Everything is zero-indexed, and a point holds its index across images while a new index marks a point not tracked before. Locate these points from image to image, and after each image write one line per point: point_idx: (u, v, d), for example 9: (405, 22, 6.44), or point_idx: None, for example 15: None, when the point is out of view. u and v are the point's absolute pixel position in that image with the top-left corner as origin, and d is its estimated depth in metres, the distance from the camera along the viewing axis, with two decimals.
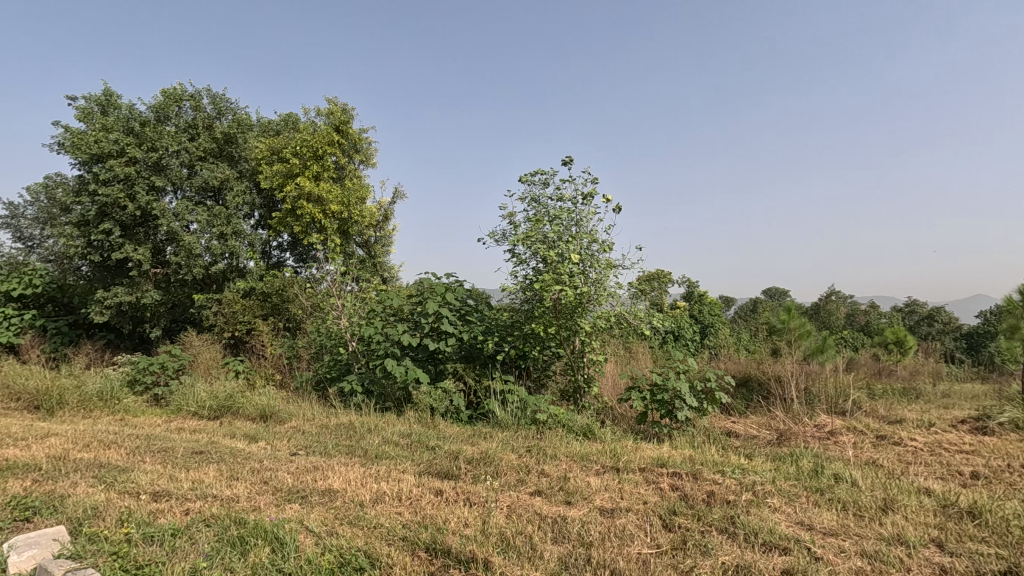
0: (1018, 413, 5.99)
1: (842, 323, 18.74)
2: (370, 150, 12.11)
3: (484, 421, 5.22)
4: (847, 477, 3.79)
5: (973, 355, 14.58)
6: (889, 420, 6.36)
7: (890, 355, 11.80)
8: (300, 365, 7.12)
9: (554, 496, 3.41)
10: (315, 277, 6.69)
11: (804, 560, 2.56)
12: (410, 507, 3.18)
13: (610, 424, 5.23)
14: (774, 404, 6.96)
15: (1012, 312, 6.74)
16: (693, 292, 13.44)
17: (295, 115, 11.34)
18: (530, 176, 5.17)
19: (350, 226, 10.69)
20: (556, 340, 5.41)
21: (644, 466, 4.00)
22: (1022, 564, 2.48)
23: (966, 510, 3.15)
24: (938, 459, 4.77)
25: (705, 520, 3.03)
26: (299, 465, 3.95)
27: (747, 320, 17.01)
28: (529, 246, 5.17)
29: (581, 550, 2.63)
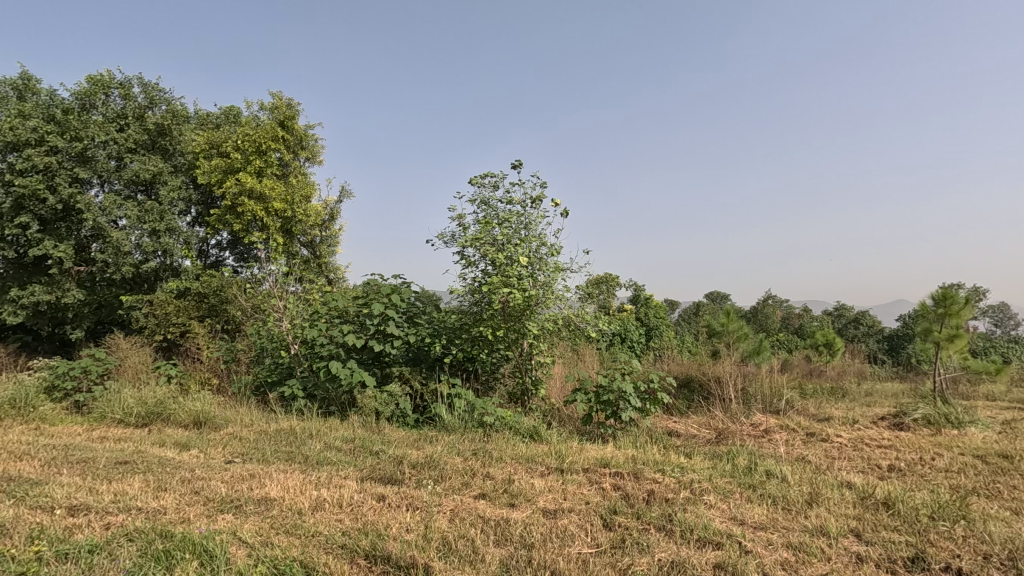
0: (931, 409, 6.51)
1: (777, 325, 19.71)
2: (316, 147, 11.83)
3: (431, 425, 5.17)
4: (777, 474, 4.00)
5: (893, 356, 15.67)
6: (818, 418, 6.77)
7: (821, 356, 12.56)
8: (239, 369, 6.83)
9: (498, 498, 3.45)
10: (256, 278, 6.39)
11: (735, 553, 2.69)
12: (350, 514, 3.12)
13: (556, 425, 5.30)
14: (713, 404, 7.25)
15: (926, 316, 7.33)
16: (640, 295, 13.87)
17: (237, 109, 10.93)
18: (479, 178, 5.20)
19: (294, 226, 10.34)
20: (505, 343, 5.41)
21: (588, 467, 4.09)
22: (928, 549, 2.70)
23: (882, 501, 3.39)
24: (859, 454, 5.11)
25: (645, 518, 3.13)
26: (234, 473, 3.80)
27: (690, 322, 17.68)
28: (478, 248, 5.19)
29: (523, 552, 2.66)
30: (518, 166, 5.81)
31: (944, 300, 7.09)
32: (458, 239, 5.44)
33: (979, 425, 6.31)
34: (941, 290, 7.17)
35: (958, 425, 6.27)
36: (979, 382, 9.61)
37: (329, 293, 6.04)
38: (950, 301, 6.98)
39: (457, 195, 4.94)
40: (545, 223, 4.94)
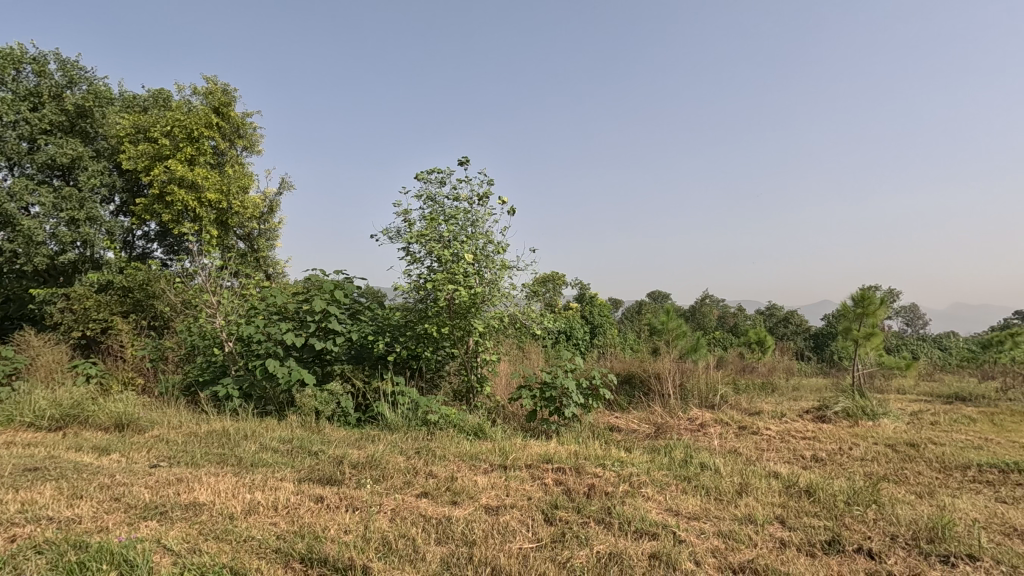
0: (850, 403, 6.98)
1: (714, 324, 20.57)
2: (255, 136, 11.31)
3: (374, 424, 5.05)
4: (710, 466, 4.17)
5: (819, 353, 16.70)
6: (749, 412, 7.12)
7: (754, 353, 13.23)
8: (167, 369, 6.44)
9: (440, 496, 3.41)
10: (188, 272, 6.03)
11: (669, 543, 2.77)
12: (286, 517, 3.00)
13: (500, 423, 5.30)
14: (653, 400, 7.48)
15: (846, 316, 7.87)
16: (586, 293, 14.11)
17: (167, 93, 10.31)
18: (426, 174, 5.12)
19: (230, 218, 9.80)
20: (450, 341, 5.36)
21: (531, 463, 4.12)
22: (843, 533, 2.89)
23: (804, 489, 3.60)
24: (786, 445, 5.41)
25: (584, 512, 3.19)
26: (159, 478, 3.58)
27: (633, 320, 18.19)
28: (424, 244, 5.11)
29: (464, 549, 2.65)
30: (465, 162, 5.76)
31: (862, 301, 7.63)
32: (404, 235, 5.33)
33: (891, 417, 6.83)
34: (860, 291, 7.72)
35: (873, 417, 6.75)
36: (892, 377, 10.40)
37: (266, 288, 5.77)
38: (867, 302, 7.53)
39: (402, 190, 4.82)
40: (493, 221, 4.92)
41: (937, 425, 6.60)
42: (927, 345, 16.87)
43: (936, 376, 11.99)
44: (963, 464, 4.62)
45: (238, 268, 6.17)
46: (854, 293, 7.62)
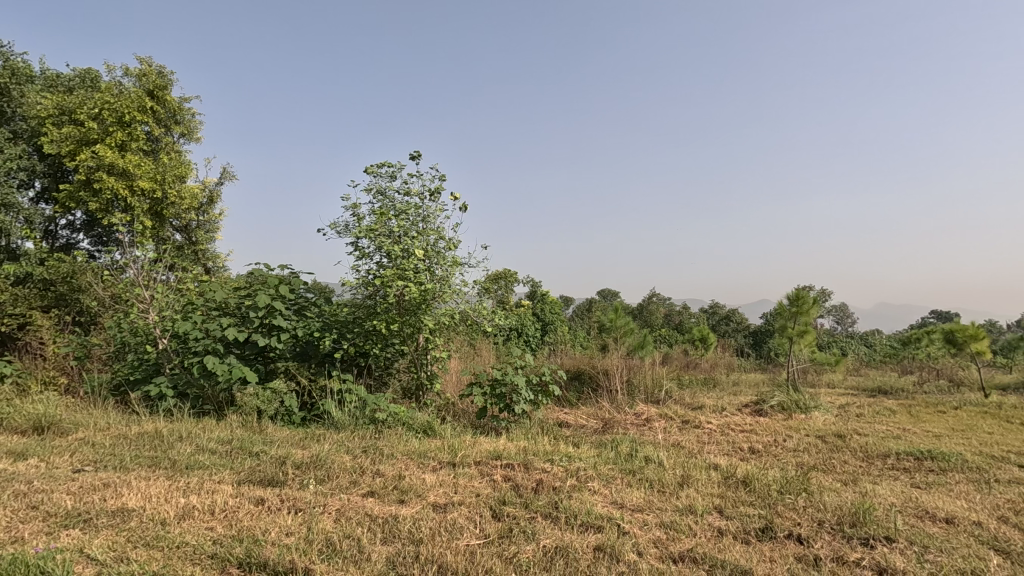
0: (785, 397, 7.34)
1: (660, 322, 21.19)
2: (193, 123, 10.78)
3: (320, 423, 4.90)
4: (654, 459, 4.29)
5: (757, 350, 17.51)
6: (692, 406, 7.38)
7: (698, 350, 13.73)
8: (94, 367, 6.03)
9: (387, 495, 3.35)
10: (117, 265, 5.63)
11: (613, 535, 2.83)
12: (224, 521, 2.87)
13: (450, 420, 5.26)
14: (601, 395, 7.63)
15: (781, 314, 8.28)
16: (537, 291, 14.23)
17: (96, 74, 9.65)
18: (375, 167, 5.01)
19: (165, 208, 9.36)
20: (399, 338, 5.19)
21: (480, 460, 4.12)
22: (776, 520, 3.03)
23: (741, 480, 3.77)
24: (725, 438, 5.64)
25: (532, 507, 3.21)
26: (83, 483, 3.35)
27: (583, 318, 18.48)
28: (373, 239, 5.00)
29: (411, 548, 2.60)
30: (417, 157, 5.68)
31: (797, 300, 8.04)
32: (353, 230, 5.20)
33: (821, 410, 7.24)
34: (795, 291, 8.13)
35: (805, 410, 7.13)
36: (823, 372, 11.03)
37: (206, 283, 5.48)
38: (801, 301, 7.95)
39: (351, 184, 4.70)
40: (444, 217, 4.85)
41: (862, 417, 7.05)
42: (854, 342, 17.98)
43: (861, 371, 12.80)
44: (883, 453, 4.95)
45: (175, 261, 5.86)
46: (789, 292, 8.02)
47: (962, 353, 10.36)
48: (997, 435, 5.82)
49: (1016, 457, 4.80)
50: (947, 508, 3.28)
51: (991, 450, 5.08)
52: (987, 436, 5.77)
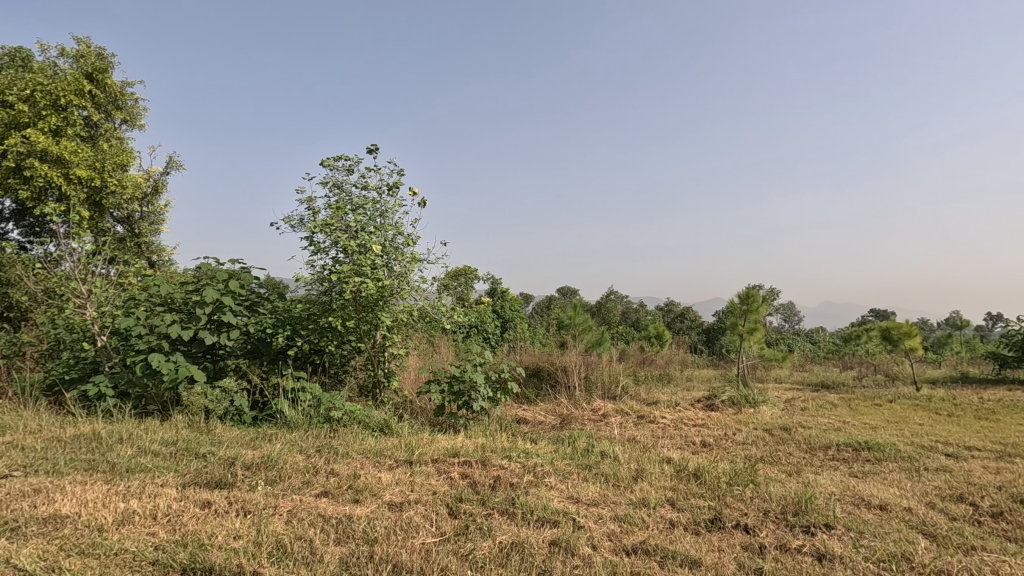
0: (735, 392, 7.60)
1: (618, 319, 21.54)
2: (136, 109, 10.26)
3: (271, 422, 4.70)
4: (610, 454, 4.35)
5: (710, 346, 18.05)
6: (648, 402, 7.54)
7: (654, 347, 14.05)
8: (24, 366, 5.65)
9: (341, 495, 3.27)
10: (49, 255, 5.19)
11: (569, 529, 2.85)
12: (167, 526, 2.73)
13: (408, 418, 5.19)
14: (559, 391, 7.70)
15: (733, 312, 8.55)
16: (497, 288, 14.25)
17: (27, 53, 9.04)
18: (331, 159, 4.87)
19: (105, 198, 8.83)
20: (356, 335, 5.08)
21: (437, 457, 4.07)
22: (725, 511, 3.12)
23: (692, 473, 3.87)
24: (679, 432, 5.78)
25: (489, 504, 3.20)
26: (10, 490, 3.12)
27: (543, 315, 18.61)
28: (329, 234, 4.84)
29: (365, 548, 2.54)
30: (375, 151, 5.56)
31: (747, 298, 8.33)
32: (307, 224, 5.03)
33: (768, 404, 7.52)
34: (745, 289, 8.42)
35: (754, 404, 7.39)
36: (771, 367, 11.47)
37: (149, 277, 5.10)
38: (751, 300, 8.24)
39: (305, 176, 4.53)
40: (402, 213, 4.75)
41: (806, 410, 7.38)
42: (799, 339, 18.76)
43: (806, 367, 13.36)
44: (824, 444, 5.18)
45: (116, 254, 5.47)
46: (741, 291, 8.30)
47: (897, 349, 10.97)
48: (926, 426, 6.19)
49: (943, 446, 5.11)
50: (881, 495, 3.46)
51: (922, 440, 5.40)
52: (918, 427, 6.13)
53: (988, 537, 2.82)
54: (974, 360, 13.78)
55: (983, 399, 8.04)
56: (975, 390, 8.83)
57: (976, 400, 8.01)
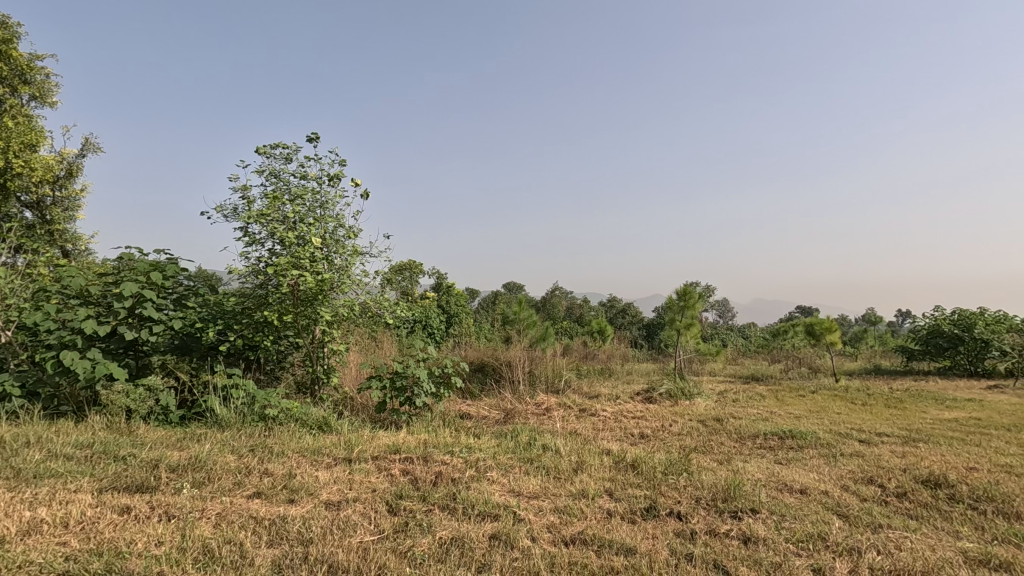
0: (672, 385, 7.86)
1: (562, 314, 21.82)
2: (47, 85, 9.37)
3: (200, 422, 4.22)
4: (552, 448, 4.38)
5: (650, 341, 18.62)
6: (590, 395, 7.68)
7: (596, 342, 14.34)
8: None
9: (276, 495, 3.03)
10: None
11: (509, 523, 2.82)
12: (79, 534, 2.39)
13: (347, 415, 4.91)
14: (503, 386, 7.70)
15: (671, 308, 8.84)
16: (443, 282, 14.12)
17: None
18: (268, 147, 4.55)
19: (10, 179, 8.05)
20: (294, 330, 4.74)
21: (377, 454, 3.90)
22: (659, 499, 3.21)
23: (630, 463, 3.96)
24: (618, 425, 5.91)
25: (429, 500, 3.12)
26: None
27: (489, 310, 18.63)
28: (265, 226, 4.53)
29: (299, 549, 2.36)
30: (314, 139, 5.28)
31: (685, 295, 8.64)
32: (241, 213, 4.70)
33: (703, 396, 7.83)
34: (683, 286, 8.73)
35: (689, 397, 7.68)
36: (706, 361, 11.95)
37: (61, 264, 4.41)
38: (688, 296, 8.55)
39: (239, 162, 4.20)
40: (344, 204, 4.50)
41: (737, 402, 7.73)
42: (732, 334, 19.67)
43: (738, 361, 14.01)
44: (753, 433, 5.44)
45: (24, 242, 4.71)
46: (680, 288, 8.60)
47: (819, 343, 11.68)
48: (843, 415, 6.62)
49: (856, 433, 5.48)
50: (802, 480, 3.67)
51: (838, 428, 5.78)
52: (836, 416, 6.55)
53: (894, 516, 3.04)
54: (885, 353, 14.90)
55: (893, 389, 8.70)
56: (887, 381, 9.54)
57: (886, 390, 8.65)
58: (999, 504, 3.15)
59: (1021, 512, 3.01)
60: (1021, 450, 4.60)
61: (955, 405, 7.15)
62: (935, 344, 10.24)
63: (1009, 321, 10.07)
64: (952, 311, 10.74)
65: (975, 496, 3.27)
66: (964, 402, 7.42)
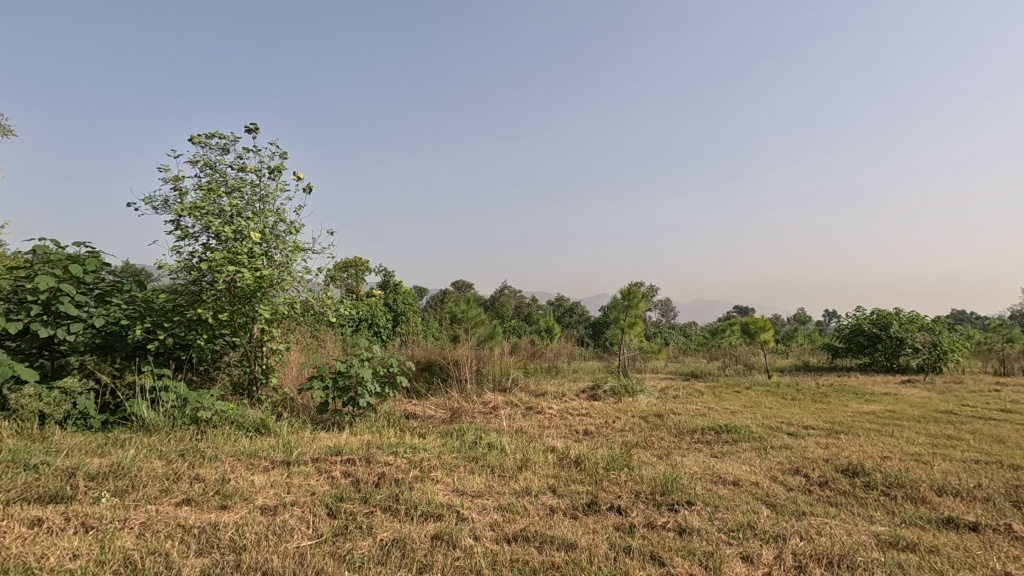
0: (617, 383, 8.05)
1: (511, 313, 21.90)
2: None
3: (125, 427, 3.83)
4: (497, 446, 4.38)
5: (596, 339, 19.00)
6: (537, 393, 7.76)
7: (544, 340, 14.49)
8: None
9: (207, 502, 2.84)
10: None
11: (452, 522, 2.79)
12: None
13: (287, 416, 4.69)
14: (451, 385, 7.65)
15: (616, 307, 9.05)
16: (390, 280, 13.86)
17: None
18: (203, 136, 4.29)
19: None
20: (230, 328, 4.39)
21: (318, 456, 3.73)
22: (601, 495, 3.27)
23: (573, 460, 4.01)
24: (563, 422, 5.99)
25: (371, 502, 3.02)
26: None
27: (437, 309, 18.45)
28: (198, 219, 4.23)
29: (230, 557, 2.23)
30: (254, 130, 5.04)
31: (630, 294, 8.85)
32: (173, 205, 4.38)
33: (645, 393, 8.07)
34: (628, 286, 8.94)
35: (632, 394, 7.88)
36: (649, 359, 12.32)
37: None
38: (632, 296, 8.77)
39: (170, 150, 3.92)
40: (285, 198, 4.28)
41: (677, 398, 8.01)
42: (674, 333, 20.38)
43: (679, 358, 14.53)
44: (691, 429, 5.65)
45: None
46: (625, 288, 8.81)
47: (754, 341, 12.25)
48: (774, 409, 6.98)
49: (785, 426, 5.79)
50: (735, 472, 3.83)
51: (769, 422, 6.08)
52: (767, 411, 6.90)
53: (816, 503, 3.23)
54: (812, 351, 15.80)
55: (819, 385, 9.26)
56: (814, 376, 10.15)
57: (813, 385, 9.18)
58: (908, 489, 3.41)
59: (926, 496, 3.27)
60: (927, 439, 5.00)
61: (873, 399, 7.70)
62: (857, 342, 10.97)
63: (920, 320, 10.89)
64: (872, 311, 11.52)
65: (888, 483, 3.52)
66: (881, 396, 7.99)
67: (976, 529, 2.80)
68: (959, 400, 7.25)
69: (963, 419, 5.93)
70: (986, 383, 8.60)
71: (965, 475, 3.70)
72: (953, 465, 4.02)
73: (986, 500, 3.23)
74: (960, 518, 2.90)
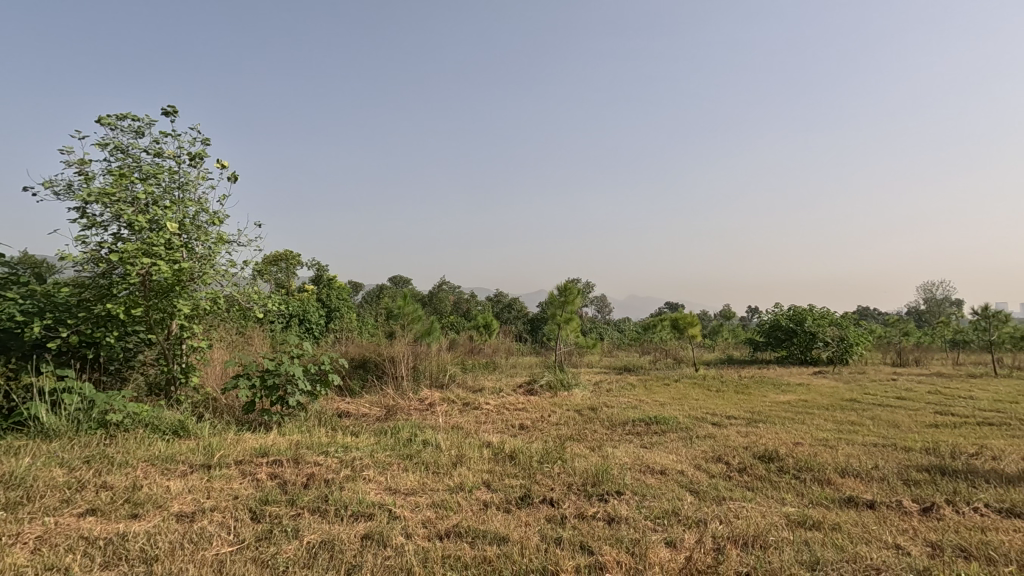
0: (553, 377, 8.16)
1: (449, 309, 21.68)
2: None
3: (20, 433, 3.44)
4: (433, 443, 4.32)
5: (535, 335, 19.22)
6: (474, 389, 7.73)
7: (482, 336, 14.48)
8: None
9: (115, 511, 2.62)
10: None
11: (384, 521, 2.71)
12: None
13: (209, 417, 4.41)
14: (386, 382, 7.48)
15: (553, 303, 9.17)
16: (324, 274, 13.38)
17: None
18: (113, 116, 3.92)
19: None
20: (145, 325, 4.04)
21: (242, 459, 3.53)
22: (534, 488, 3.28)
23: (507, 455, 4.02)
24: (499, 417, 6.00)
25: (298, 504, 2.88)
26: None
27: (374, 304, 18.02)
28: (107, 207, 3.86)
29: (139, 570, 2.05)
30: (173, 113, 4.67)
31: (567, 290, 8.99)
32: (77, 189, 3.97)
33: (580, 387, 8.23)
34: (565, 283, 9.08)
35: (567, 388, 8.02)
36: (585, 355, 12.59)
37: None
38: (569, 293, 8.91)
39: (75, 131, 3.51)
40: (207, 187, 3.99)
41: (611, 391, 8.23)
42: (609, 328, 20.99)
43: (613, 353, 14.95)
44: (622, 421, 5.81)
45: None
46: (562, 285, 8.94)
47: (683, 336, 12.80)
48: (700, 401, 7.31)
49: (710, 416, 6.08)
50: (662, 461, 3.97)
51: (696, 413, 6.36)
52: (694, 402, 7.22)
53: (736, 488, 3.40)
54: (736, 346, 16.72)
55: (741, 376, 9.80)
56: (737, 369, 10.73)
57: (736, 377, 9.69)
58: (816, 472, 3.65)
59: (832, 478, 3.51)
60: (834, 426, 5.39)
61: (788, 389, 8.23)
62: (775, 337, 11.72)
63: (830, 316, 11.73)
64: (789, 308, 12.30)
65: (799, 467, 3.76)
66: (795, 387, 8.56)
67: (873, 506, 3.03)
68: (862, 388, 7.88)
69: (864, 407, 6.43)
70: (885, 374, 9.37)
71: (865, 457, 4.01)
72: (855, 448, 4.36)
73: (881, 479, 3.51)
74: (861, 497, 3.13)
